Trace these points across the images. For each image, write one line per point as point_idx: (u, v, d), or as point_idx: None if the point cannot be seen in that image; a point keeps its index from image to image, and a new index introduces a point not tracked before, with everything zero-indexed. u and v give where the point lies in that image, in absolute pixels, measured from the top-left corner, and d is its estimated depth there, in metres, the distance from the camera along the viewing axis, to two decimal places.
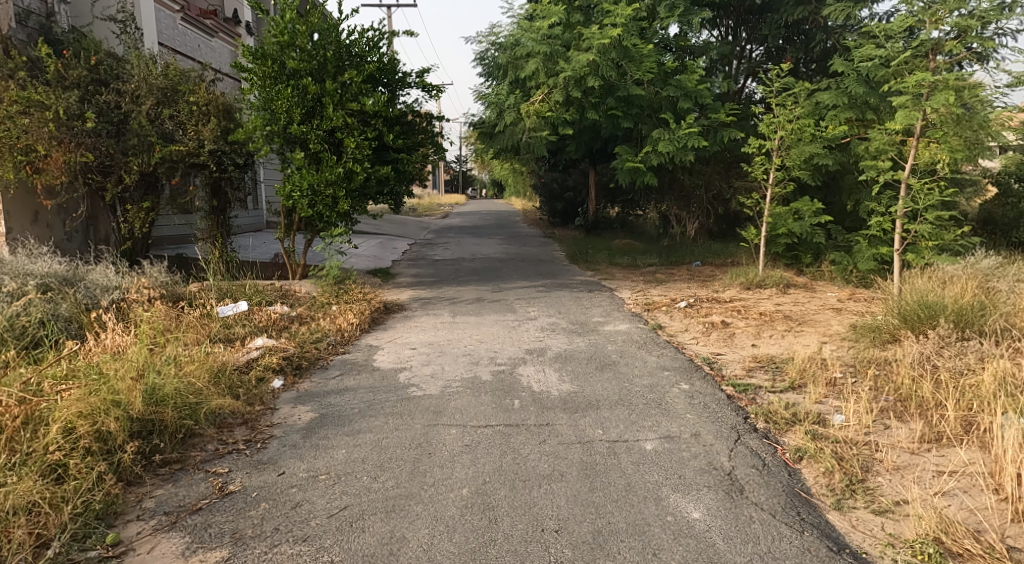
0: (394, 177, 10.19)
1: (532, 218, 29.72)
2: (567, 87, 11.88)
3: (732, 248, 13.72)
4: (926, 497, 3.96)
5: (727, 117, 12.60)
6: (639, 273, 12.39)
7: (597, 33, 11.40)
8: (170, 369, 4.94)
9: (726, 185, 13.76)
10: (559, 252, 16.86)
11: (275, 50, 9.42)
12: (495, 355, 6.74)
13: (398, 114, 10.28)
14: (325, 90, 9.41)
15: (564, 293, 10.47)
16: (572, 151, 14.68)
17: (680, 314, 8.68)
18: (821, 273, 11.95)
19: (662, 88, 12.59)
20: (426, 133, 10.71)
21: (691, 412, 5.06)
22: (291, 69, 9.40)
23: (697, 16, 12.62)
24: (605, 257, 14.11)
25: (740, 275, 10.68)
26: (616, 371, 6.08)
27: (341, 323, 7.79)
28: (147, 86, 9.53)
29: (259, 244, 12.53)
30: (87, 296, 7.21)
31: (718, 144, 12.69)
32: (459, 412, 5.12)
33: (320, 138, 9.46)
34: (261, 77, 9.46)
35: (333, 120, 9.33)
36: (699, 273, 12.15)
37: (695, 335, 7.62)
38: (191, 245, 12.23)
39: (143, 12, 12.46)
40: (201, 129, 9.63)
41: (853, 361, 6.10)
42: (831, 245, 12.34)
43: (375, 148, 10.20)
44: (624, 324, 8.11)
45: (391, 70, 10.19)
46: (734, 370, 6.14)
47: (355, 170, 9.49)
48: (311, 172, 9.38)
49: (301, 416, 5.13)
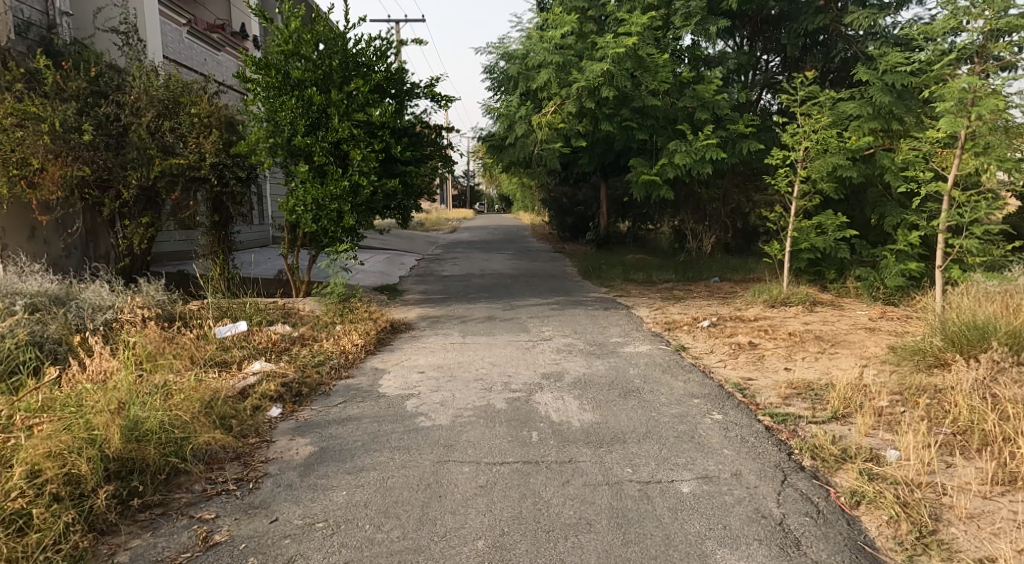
0: (403, 191, 9.70)
1: (541, 232, 29.49)
2: (581, 98, 11.53)
3: (752, 263, 13.26)
4: (1013, 555, 3.48)
5: (746, 127, 12.13)
6: (655, 290, 11.99)
7: (612, 41, 11.14)
8: (156, 401, 4.49)
9: (745, 200, 13.24)
10: (571, 267, 16.44)
11: (279, 60, 9.09)
12: (511, 380, 6.29)
13: (406, 125, 9.83)
14: (330, 100, 9.02)
15: (579, 311, 10.03)
16: (584, 164, 14.30)
17: (703, 334, 8.22)
18: (847, 290, 11.52)
19: (678, 98, 12.20)
20: (435, 145, 10.30)
21: (728, 446, 4.59)
22: (296, 79, 9.04)
23: (714, 25, 12.27)
24: (620, 272, 13.70)
25: (764, 291, 10.23)
26: (641, 399, 5.61)
27: (345, 344, 7.38)
28: (147, 98, 9.29)
29: (262, 261, 12.12)
30: (78, 317, 6.87)
31: (737, 156, 12.22)
32: (472, 446, 4.66)
33: (326, 150, 9.06)
34: (264, 88, 9.09)
35: (339, 131, 8.95)
36: (718, 290, 11.74)
37: (722, 357, 7.18)
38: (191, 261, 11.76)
39: (147, 24, 12.28)
40: (202, 141, 9.29)
41: (900, 388, 5.64)
42: (855, 261, 11.92)
43: (382, 161, 9.69)
44: (646, 345, 7.67)
45: (399, 80, 9.72)
46: (768, 399, 5.68)
47: (361, 184, 9.06)
48: (315, 186, 9.01)
49: (300, 451, 4.70)
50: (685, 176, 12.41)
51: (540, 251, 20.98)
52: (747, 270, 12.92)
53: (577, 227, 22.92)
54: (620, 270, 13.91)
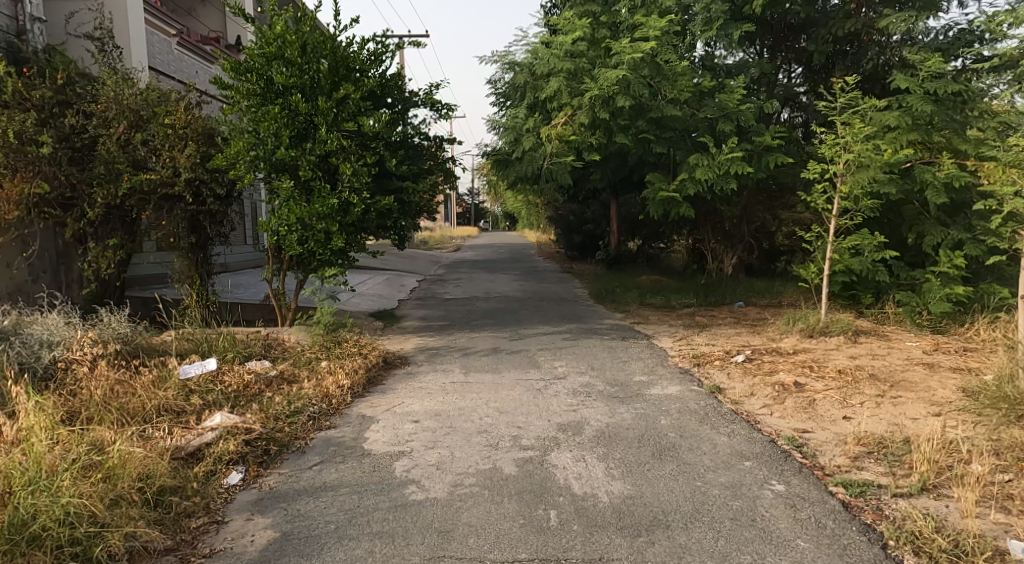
0: (398, 210, 8.73)
1: (548, 251, 28.61)
2: (594, 108, 10.66)
3: (778, 286, 12.27)
4: None
5: (774, 139, 11.17)
6: (675, 316, 11.01)
7: (627, 47, 10.26)
8: (63, 483, 3.71)
9: (771, 218, 12.26)
10: (581, 289, 15.45)
11: (261, 64, 8.14)
12: (521, 434, 5.31)
13: (403, 136, 8.88)
14: (317, 108, 8.07)
15: (594, 342, 9.06)
16: (597, 180, 13.37)
17: (738, 371, 7.22)
18: (886, 317, 10.54)
19: (699, 108, 11.28)
20: (435, 159, 9.34)
21: (802, 538, 3.67)
22: (280, 85, 8.09)
23: (737, 30, 11.38)
24: (636, 295, 12.71)
25: (799, 319, 9.23)
26: (680, 462, 4.61)
27: (329, 387, 6.40)
28: (117, 107, 8.38)
29: (243, 283, 11.20)
30: (19, 356, 5.94)
31: (763, 170, 11.25)
32: (476, 535, 3.73)
33: (312, 164, 8.12)
34: (245, 96, 8.16)
35: (326, 143, 7.99)
36: (745, 317, 10.76)
37: (765, 402, 6.19)
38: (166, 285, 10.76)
39: (133, 32, 11.53)
40: (176, 155, 8.31)
41: (997, 447, 4.67)
42: (893, 284, 10.95)
43: (376, 175, 8.73)
44: (676, 386, 6.68)
45: (395, 87, 8.82)
46: (835, 461, 4.69)
47: (352, 202, 8.09)
48: (301, 204, 8.06)
49: (255, 539, 3.77)
50: (707, 193, 11.47)
51: (548, 271, 20.01)
52: (773, 294, 11.93)
53: (585, 246, 22.01)
54: (635, 293, 12.91)
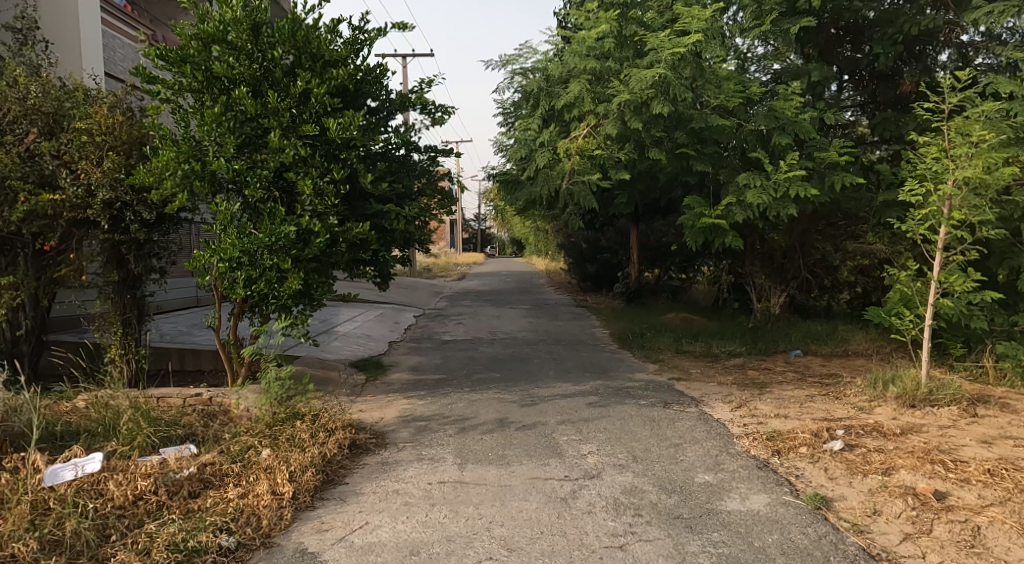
0: (376, 240, 6.77)
1: (558, 281, 26.62)
2: (624, 116, 8.76)
3: (841, 331, 10.25)
4: None
5: (840, 156, 9.24)
6: (722, 370, 9.01)
7: (667, 42, 8.41)
8: None
9: (832, 250, 10.25)
10: (601, 329, 13.43)
11: (200, 52, 6.26)
12: None
13: (383, 146, 6.94)
14: (270, 107, 6.17)
15: (630, 410, 7.01)
16: (621, 204, 11.41)
17: (841, 467, 5.20)
18: (985, 373, 8.52)
19: (749, 118, 9.38)
20: (426, 177, 7.39)
21: None
22: (223, 78, 6.20)
23: (793, 26, 9.50)
24: (669, 340, 10.70)
25: (892, 381, 7.21)
26: None
27: (261, 501, 4.44)
28: (15, 106, 6.50)
29: (181, 335, 9.28)
30: None
31: (828, 193, 9.30)
32: None
33: (263, 182, 6.21)
34: (177, 91, 6.26)
35: (281, 153, 6.08)
36: (810, 372, 8.75)
37: (904, 530, 4.19)
38: (80, 328, 8.86)
39: (76, 34, 9.88)
40: (90, 169, 6.41)
41: None
42: (989, 332, 8.96)
43: (348, 196, 6.78)
44: (761, 498, 4.66)
45: (375, 83, 6.93)
46: None
47: (314, 229, 6.17)
48: (246, 232, 6.13)
49: None
50: (759, 219, 9.51)
51: (560, 305, 18.01)
52: (837, 341, 9.91)
53: (599, 277, 20.03)
54: (668, 337, 10.89)
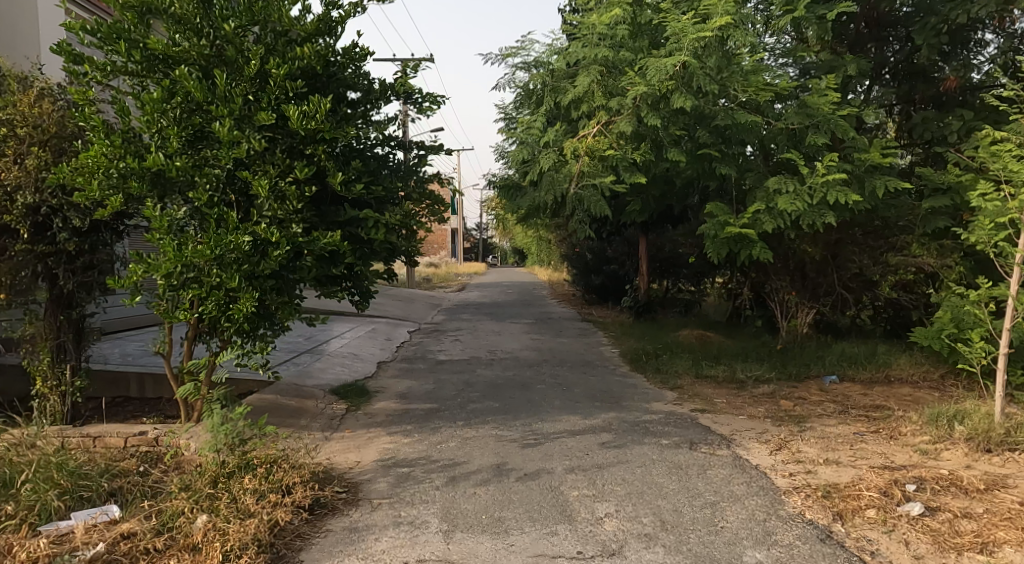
0: (350, 253, 5.71)
1: (562, 292, 25.53)
2: (639, 111, 7.73)
3: (880, 353, 9.17)
4: None
5: (883, 157, 8.18)
6: (752, 399, 7.93)
7: (689, 28, 7.37)
8: None
9: (870, 263, 9.17)
10: (610, 347, 12.33)
11: (139, 26, 5.23)
12: None
13: (360, 141, 5.89)
14: (220, 92, 5.13)
15: (653, 454, 5.92)
16: (634, 211, 10.34)
17: (926, 542, 4.14)
18: None
19: (780, 114, 8.33)
20: (412, 179, 6.32)
21: None
22: (166, 57, 5.18)
23: (829, 12, 8.46)
24: (689, 362, 9.61)
25: (959, 420, 6.13)
26: None
27: None
28: None
29: (137, 357, 8.22)
30: None
31: (869, 199, 8.24)
32: None
33: (213, 182, 5.16)
34: (113, 73, 5.24)
35: (233, 147, 5.04)
36: (853, 402, 7.67)
37: None
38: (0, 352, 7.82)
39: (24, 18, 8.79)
40: (11, 166, 5.38)
41: None
42: None
43: (317, 199, 5.75)
44: None
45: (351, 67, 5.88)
46: None
47: (272, 239, 5.12)
48: (191, 243, 5.08)
49: None
50: (791, 228, 8.45)
51: (564, 319, 16.90)
52: (877, 366, 8.83)
53: (606, 289, 18.93)
54: (687, 359, 9.80)
